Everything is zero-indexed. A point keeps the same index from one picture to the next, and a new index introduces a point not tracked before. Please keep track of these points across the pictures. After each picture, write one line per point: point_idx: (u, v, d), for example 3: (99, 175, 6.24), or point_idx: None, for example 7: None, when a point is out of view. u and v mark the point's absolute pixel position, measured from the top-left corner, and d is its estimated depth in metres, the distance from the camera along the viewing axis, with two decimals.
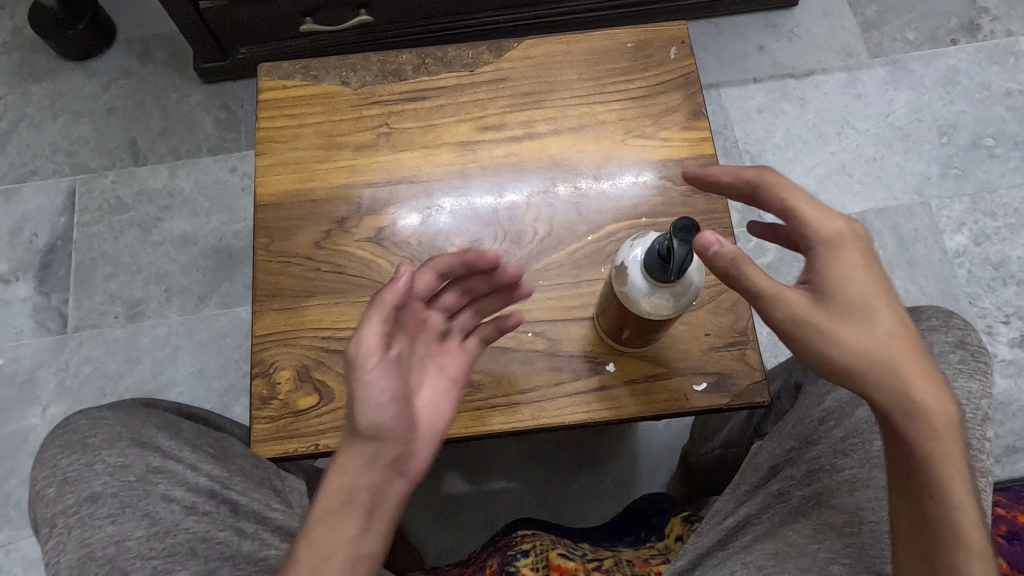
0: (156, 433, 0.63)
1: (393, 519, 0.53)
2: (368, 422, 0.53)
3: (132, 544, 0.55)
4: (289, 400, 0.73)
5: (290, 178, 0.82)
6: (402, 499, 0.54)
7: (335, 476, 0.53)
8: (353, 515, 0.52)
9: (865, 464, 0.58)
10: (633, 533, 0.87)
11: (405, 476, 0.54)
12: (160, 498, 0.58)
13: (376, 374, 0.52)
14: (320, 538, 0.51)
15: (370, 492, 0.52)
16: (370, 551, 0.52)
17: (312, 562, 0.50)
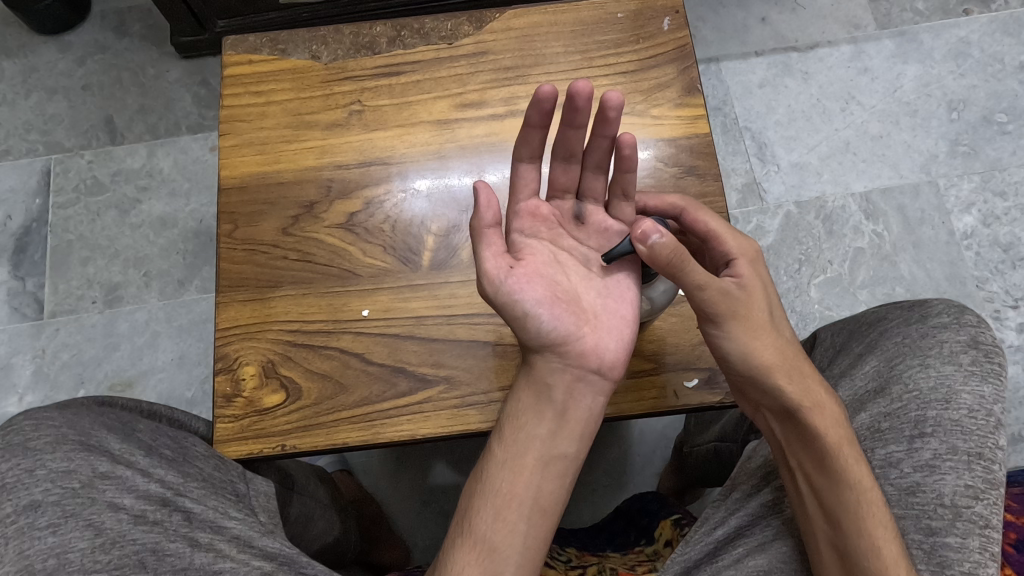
0: (106, 435, 0.58)
1: (587, 416, 0.61)
2: (538, 333, 0.59)
3: (75, 554, 0.51)
4: (254, 397, 0.69)
5: (255, 160, 0.78)
6: (600, 389, 0.61)
7: (523, 385, 0.62)
8: (542, 418, 0.60)
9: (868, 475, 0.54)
10: (623, 534, 0.83)
11: (596, 367, 0.60)
12: (106, 506, 0.53)
13: (520, 290, 0.59)
14: (504, 483, 0.58)
15: (562, 391, 0.60)
16: (561, 448, 0.60)
17: (506, 462, 0.59)
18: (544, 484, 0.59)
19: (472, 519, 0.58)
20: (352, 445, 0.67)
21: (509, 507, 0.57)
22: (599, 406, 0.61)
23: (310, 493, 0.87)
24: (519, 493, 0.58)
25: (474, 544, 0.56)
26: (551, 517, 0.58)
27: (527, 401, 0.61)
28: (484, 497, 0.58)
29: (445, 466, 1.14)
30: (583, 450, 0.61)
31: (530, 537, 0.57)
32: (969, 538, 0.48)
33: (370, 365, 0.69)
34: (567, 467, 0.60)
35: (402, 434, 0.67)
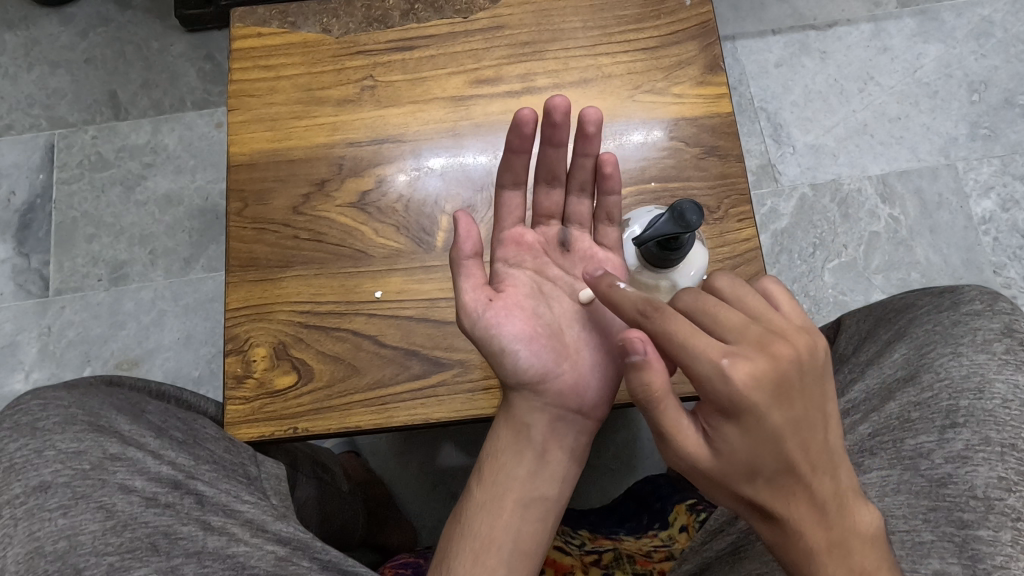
0: (116, 416, 0.58)
1: (567, 459, 0.58)
2: (516, 370, 0.57)
3: (85, 537, 0.49)
4: (265, 378, 0.68)
5: (265, 137, 0.76)
6: (581, 429, 0.58)
7: (499, 427, 0.59)
8: (521, 458, 0.57)
9: (897, 464, 0.53)
10: (634, 519, 0.82)
11: (576, 407, 0.58)
12: (117, 487, 0.52)
13: (498, 323, 0.56)
14: (481, 526, 0.54)
15: (541, 431, 0.57)
16: (542, 489, 0.57)
17: (483, 504, 0.56)
18: (524, 526, 0.55)
19: (449, 561, 0.53)
20: (365, 428, 0.66)
21: (486, 551, 0.53)
22: (579, 447, 0.58)
23: (319, 474, 0.86)
24: (498, 535, 0.54)
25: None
26: (533, 562, 0.54)
27: (504, 442, 0.58)
28: (460, 540, 0.54)
29: (453, 448, 1.13)
30: (566, 492, 0.58)
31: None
32: (1001, 531, 0.46)
33: (383, 348, 0.68)
34: (549, 509, 0.56)
35: (415, 417, 0.66)
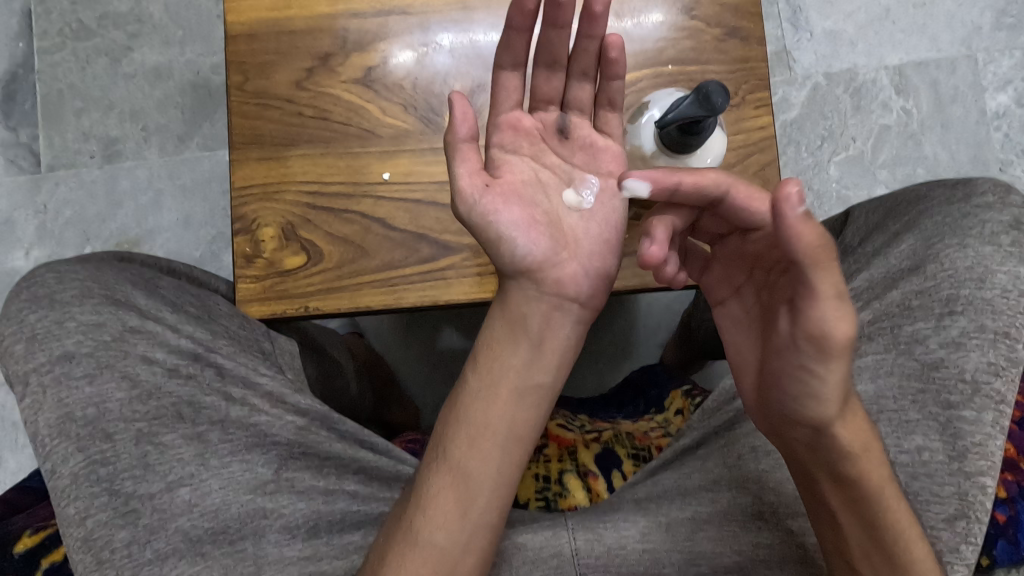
0: (131, 289, 0.58)
1: (562, 349, 0.56)
2: (512, 259, 0.54)
3: (113, 404, 0.52)
4: (275, 259, 0.68)
5: (264, 4, 0.71)
6: (578, 319, 0.56)
7: (495, 316, 0.56)
8: (517, 347, 0.55)
9: (893, 348, 0.54)
10: (630, 402, 0.86)
11: (574, 297, 0.55)
12: (139, 359, 0.54)
13: (495, 211, 0.53)
14: (476, 413, 0.53)
15: (538, 320, 0.55)
16: (537, 378, 0.55)
17: (479, 391, 0.54)
18: (519, 412, 0.54)
19: (444, 444, 0.53)
20: (375, 309, 0.68)
21: (483, 436, 0.53)
22: (576, 337, 0.57)
23: (327, 353, 0.89)
24: (494, 421, 0.53)
25: (449, 468, 0.52)
26: (527, 447, 0.54)
27: (500, 331, 0.56)
28: (456, 423, 0.53)
29: (455, 331, 1.17)
30: (561, 380, 0.57)
31: (505, 465, 0.53)
32: (984, 413, 0.50)
33: (392, 230, 0.68)
34: (543, 397, 0.56)
35: (424, 299, 0.67)
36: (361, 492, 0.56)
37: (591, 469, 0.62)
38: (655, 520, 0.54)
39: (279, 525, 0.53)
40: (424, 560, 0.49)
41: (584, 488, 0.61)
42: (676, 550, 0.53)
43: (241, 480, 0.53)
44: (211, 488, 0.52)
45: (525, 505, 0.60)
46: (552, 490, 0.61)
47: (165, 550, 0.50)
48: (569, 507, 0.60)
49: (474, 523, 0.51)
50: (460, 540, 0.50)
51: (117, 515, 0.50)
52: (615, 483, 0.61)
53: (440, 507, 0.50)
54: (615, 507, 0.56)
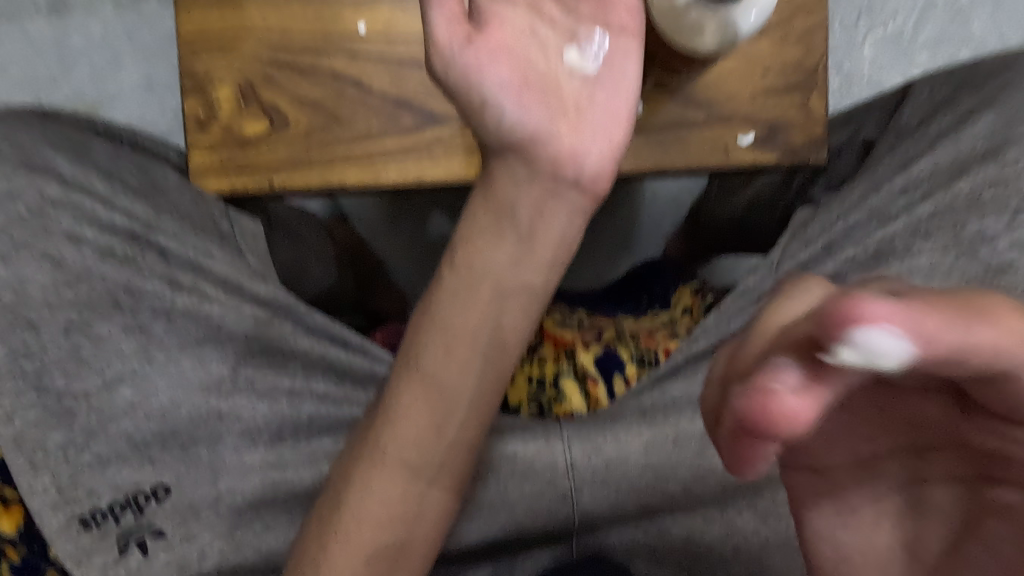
0: (52, 155, 0.48)
1: (558, 244, 0.46)
2: (498, 130, 0.43)
3: (35, 289, 0.44)
4: (232, 124, 0.58)
5: None
6: (579, 209, 0.45)
7: (477, 200, 0.46)
8: (501, 242, 0.45)
9: (955, 248, 0.45)
10: (633, 300, 0.80)
11: (573, 181, 0.44)
12: (64, 237, 0.46)
13: (478, 69, 0.42)
14: (453, 318, 0.46)
15: (527, 210, 0.44)
16: (526, 279, 0.46)
17: (456, 293, 0.46)
18: (503, 320, 0.46)
19: (417, 352, 0.46)
20: (350, 187, 0.58)
21: (460, 344, 0.46)
22: (575, 229, 0.46)
23: (303, 237, 0.81)
24: (471, 330, 0.46)
25: (420, 382, 0.46)
26: (511, 355, 0.47)
27: (483, 220, 0.46)
28: (428, 331, 0.46)
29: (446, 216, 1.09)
30: (555, 280, 0.47)
31: (484, 380, 0.46)
32: None
33: (369, 95, 0.58)
34: (531, 301, 0.47)
35: (406, 179, 0.58)
36: (331, 394, 0.49)
37: (591, 373, 0.55)
38: (662, 434, 0.49)
39: (239, 429, 0.47)
40: (394, 480, 0.46)
41: (582, 394, 0.55)
42: (683, 465, 0.48)
43: (195, 377, 0.46)
44: (157, 387, 0.46)
45: (516, 409, 0.55)
46: (547, 395, 0.55)
47: (107, 455, 0.44)
48: (565, 414, 0.54)
49: (448, 442, 0.46)
50: (433, 459, 0.46)
51: (49, 415, 0.44)
52: (616, 389, 0.55)
53: (410, 426, 0.46)
54: (616, 417, 0.50)
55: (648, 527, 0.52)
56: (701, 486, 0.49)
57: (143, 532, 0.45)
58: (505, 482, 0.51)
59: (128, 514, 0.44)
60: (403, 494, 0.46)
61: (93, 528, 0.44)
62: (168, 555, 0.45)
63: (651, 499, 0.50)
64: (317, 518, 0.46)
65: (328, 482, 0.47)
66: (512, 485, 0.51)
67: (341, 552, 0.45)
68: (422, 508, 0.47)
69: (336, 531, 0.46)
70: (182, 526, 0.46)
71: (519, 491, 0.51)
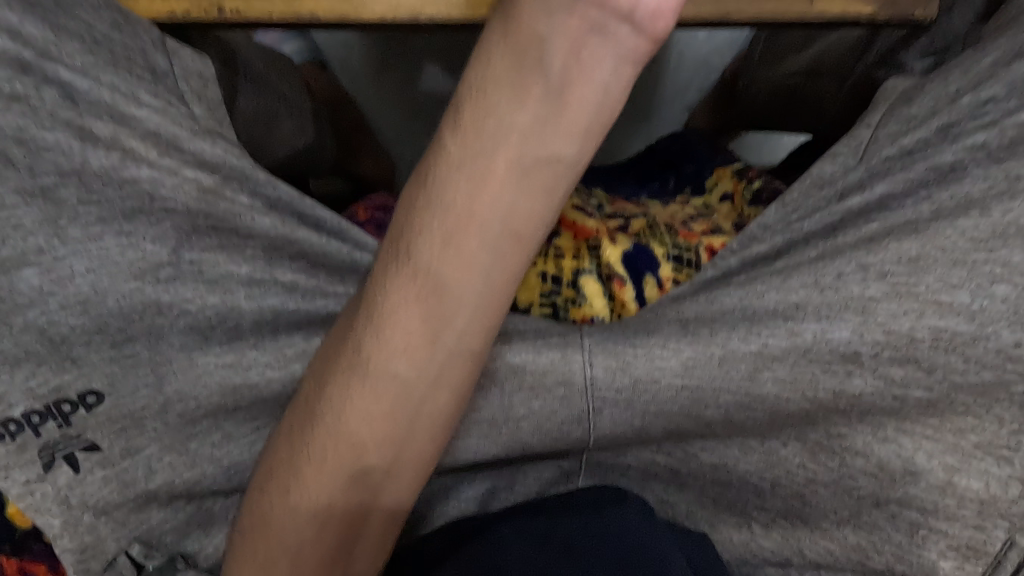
0: None
1: (597, 101, 0.35)
2: None
3: None
4: None
5: None
6: (628, 54, 0.34)
7: (494, 38, 0.34)
8: (524, 95, 0.34)
9: None
10: (658, 179, 0.70)
11: (626, 13, 0.33)
12: None
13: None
14: (457, 196, 0.35)
15: (561, 52, 0.33)
16: (553, 148, 0.35)
17: (461, 164, 0.35)
18: (520, 201, 0.35)
19: (410, 237, 0.36)
20: (324, 21, 0.46)
21: (464, 230, 0.35)
22: (620, 81, 0.35)
23: (273, 84, 0.68)
24: (479, 214, 0.35)
25: (414, 277, 0.36)
26: (529, 247, 0.37)
27: (500, 64, 0.34)
28: (424, 213, 0.36)
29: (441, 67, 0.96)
30: (591, 150, 0.36)
31: (493, 278, 0.36)
32: None
33: None
34: (559, 177, 0.35)
35: (396, 13, 0.45)
36: (301, 286, 0.40)
37: (617, 273, 0.46)
38: (705, 351, 0.40)
39: (184, 325, 0.38)
40: (379, 395, 0.37)
41: (605, 296, 0.45)
42: (728, 391, 0.40)
43: (123, 261, 0.36)
44: (72, 270, 0.35)
45: (525, 311, 0.46)
46: (562, 296, 0.46)
47: (13, 353, 0.34)
48: (584, 320, 0.45)
49: (446, 351, 0.37)
50: (427, 372, 0.37)
51: None
52: (647, 294, 0.45)
53: (399, 329, 0.37)
54: (650, 328, 0.42)
55: (671, 451, 0.45)
56: (745, 416, 0.41)
57: (72, 447, 0.36)
58: (510, 397, 0.43)
59: (50, 425, 0.35)
60: (390, 412, 0.37)
61: (8, 440, 0.34)
62: (105, 473, 0.37)
63: (681, 423, 0.42)
64: (286, 432, 0.39)
65: (299, 393, 0.39)
66: (519, 401, 0.43)
67: (315, 474, 0.38)
68: (413, 429, 0.38)
69: (309, 451, 0.38)
70: (121, 438, 0.37)
71: (527, 407, 0.43)
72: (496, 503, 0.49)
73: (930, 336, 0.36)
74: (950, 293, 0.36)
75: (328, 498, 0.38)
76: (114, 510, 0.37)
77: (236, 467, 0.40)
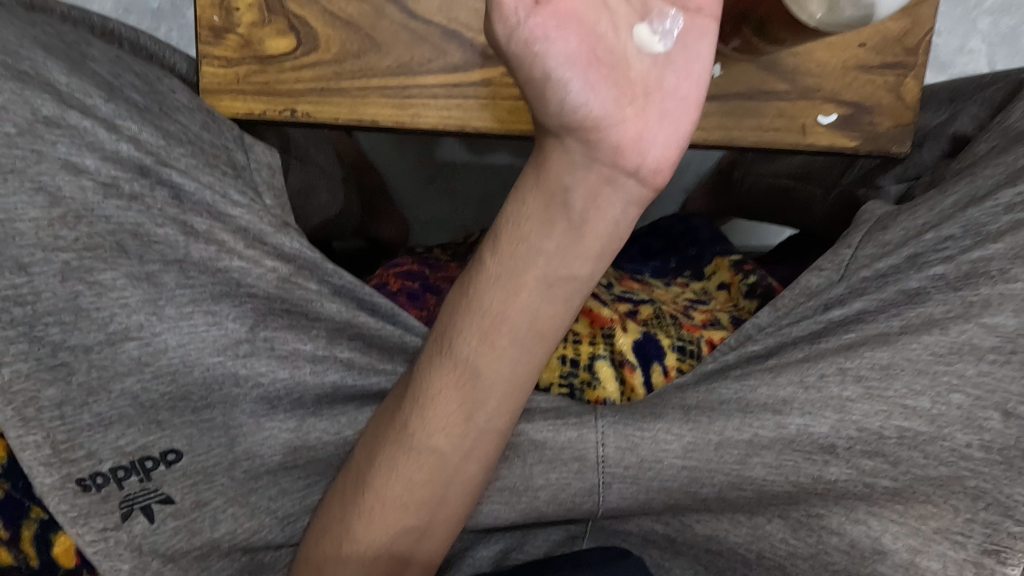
0: (45, 58, 0.40)
1: (610, 234, 0.42)
2: (558, 110, 0.39)
3: (26, 226, 0.37)
4: (252, 37, 0.51)
5: None
6: (636, 199, 0.41)
7: (528, 182, 0.42)
8: (550, 228, 0.42)
9: None
10: (660, 258, 0.76)
11: (633, 170, 0.40)
12: (60, 165, 0.38)
13: (545, 38, 0.36)
14: (494, 304, 0.42)
15: (582, 196, 0.41)
16: (573, 269, 0.42)
17: (498, 278, 0.42)
18: (545, 308, 0.43)
19: (453, 335, 0.43)
20: (383, 126, 0.52)
21: (498, 331, 0.42)
22: (630, 220, 0.42)
23: (313, 158, 0.74)
24: (511, 318, 0.42)
25: (453, 366, 0.43)
26: (549, 345, 0.44)
27: (533, 203, 0.42)
28: (465, 316, 0.43)
29: (457, 140, 1.01)
30: (603, 270, 0.43)
31: (519, 370, 0.43)
32: None
33: (414, 20, 0.51)
34: (577, 291, 0.43)
35: (447, 123, 0.52)
36: (356, 363, 0.45)
37: (628, 359, 0.52)
38: (703, 437, 0.46)
39: (256, 395, 0.43)
40: (420, 465, 0.43)
41: (617, 380, 0.52)
42: (722, 471, 0.45)
43: (207, 337, 0.41)
44: (166, 344, 0.41)
45: (546, 389, 0.52)
46: (579, 377, 0.52)
47: (109, 415, 0.40)
48: (598, 400, 0.51)
49: (478, 430, 0.43)
50: (461, 447, 0.43)
51: (42, 368, 0.38)
52: (654, 380, 0.51)
53: (440, 411, 0.43)
54: (656, 412, 0.47)
55: (668, 520, 0.50)
56: (736, 493, 0.46)
57: (150, 499, 0.40)
58: (531, 468, 0.48)
59: (132, 479, 0.40)
60: (429, 479, 0.43)
61: (93, 490, 0.39)
62: (176, 523, 0.41)
63: (680, 498, 0.47)
64: (339, 494, 0.44)
65: (350, 460, 0.45)
66: (538, 471, 0.48)
67: (363, 532, 0.43)
68: (447, 495, 0.44)
69: (357, 512, 0.43)
70: (192, 492, 0.42)
71: (544, 478, 0.48)
72: (508, 562, 0.54)
73: (896, 433, 0.42)
74: (914, 398, 0.42)
75: (373, 552, 0.44)
76: (181, 557, 0.41)
77: (289, 518, 0.46)
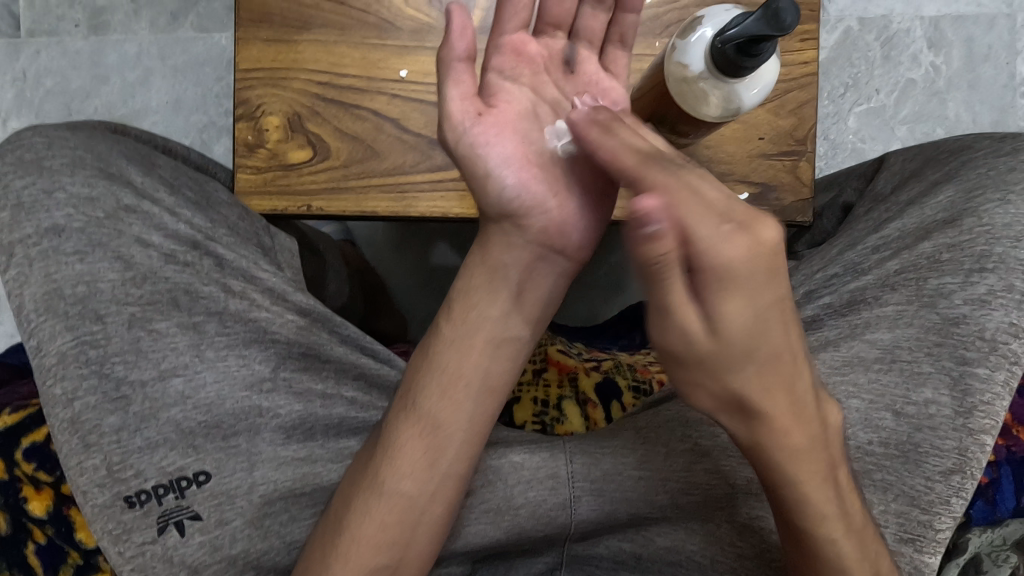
0: (126, 165, 0.53)
1: (544, 300, 0.52)
2: (498, 200, 0.49)
3: (106, 284, 0.49)
4: (278, 150, 0.65)
5: None
6: (563, 271, 0.51)
7: (473, 261, 0.52)
8: (495, 299, 0.52)
9: (916, 302, 0.51)
10: None
11: (561, 249, 0.50)
12: (134, 241, 0.50)
13: (486, 143, 0.49)
14: (450, 363, 0.52)
15: (519, 271, 0.51)
16: (514, 330, 0.52)
17: (453, 341, 0.52)
18: (493, 365, 0.52)
19: (416, 394, 0.52)
20: (382, 215, 0.65)
21: (455, 386, 0.52)
22: (560, 288, 0.52)
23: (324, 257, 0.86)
24: (465, 374, 0.52)
25: (418, 420, 0.51)
26: (499, 397, 0.53)
27: (479, 278, 0.52)
28: (426, 377, 0.52)
29: (449, 246, 1.14)
30: (540, 331, 0.54)
31: (474, 419, 0.52)
32: (997, 372, 0.48)
33: (405, 133, 0.65)
34: (519, 349, 0.53)
35: (433, 210, 0.64)
36: (360, 399, 0.56)
37: (591, 397, 0.63)
38: (654, 449, 0.54)
39: (274, 425, 0.51)
40: (391, 508, 0.50)
41: (582, 416, 0.61)
42: (672, 479, 0.54)
43: (238, 374, 0.51)
44: (204, 380, 0.50)
45: (522, 425, 0.61)
46: (550, 415, 0.61)
47: (156, 439, 0.48)
48: (566, 433, 0.60)
49: (440, 475, 0.51)
50: (427, 490, 0.51)
51: (107, 399, 0.48)
52: (613, 413, 0.62)
53: (407, 459, 0.51)
54: (616, 432, 0.56)
55: (633, 537, 0.56)
56: (685, 499, 0.54)
57: (181, 515, 0.48)
58: (512, 489, 0.55)
59: (169, 496, 0.48)
60: (399, 520, 0.51)
61: (138, 505, 0.47)
62: (203, 537, 0.48)
63: (640, 508, 0.55)
64: (322, 533, 0.51)
65: (330, 507, 0.52)
66: (518, 492, 0.54)
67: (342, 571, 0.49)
68: (415, 534, 0.51)
69: (336, 552, 0.49)
70: (217, 510, 0.49)
71: (524, 496, 0.54)
72: None
73: None
74: None
75: None
76: (204, 569, 0.48)
77: (295, 544, 0.52)
